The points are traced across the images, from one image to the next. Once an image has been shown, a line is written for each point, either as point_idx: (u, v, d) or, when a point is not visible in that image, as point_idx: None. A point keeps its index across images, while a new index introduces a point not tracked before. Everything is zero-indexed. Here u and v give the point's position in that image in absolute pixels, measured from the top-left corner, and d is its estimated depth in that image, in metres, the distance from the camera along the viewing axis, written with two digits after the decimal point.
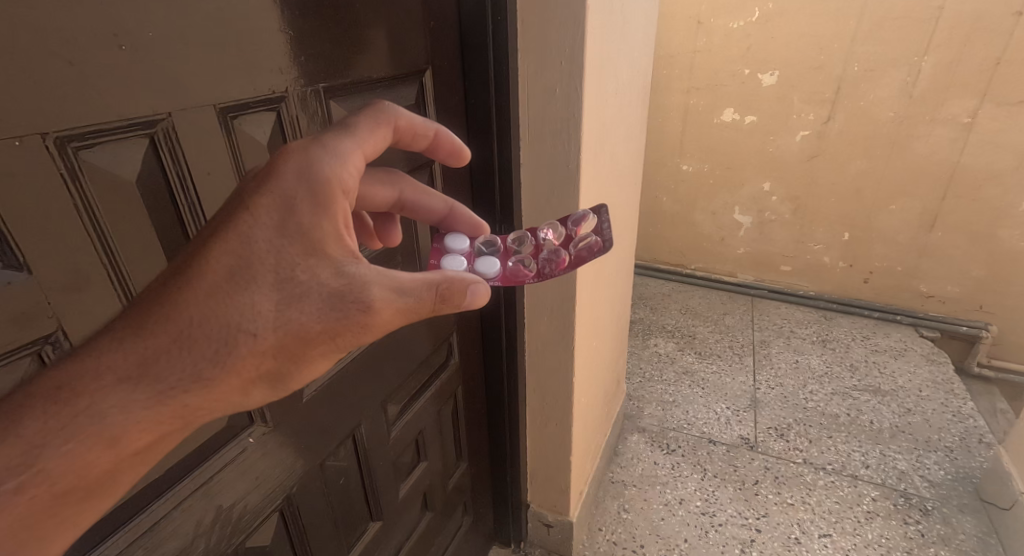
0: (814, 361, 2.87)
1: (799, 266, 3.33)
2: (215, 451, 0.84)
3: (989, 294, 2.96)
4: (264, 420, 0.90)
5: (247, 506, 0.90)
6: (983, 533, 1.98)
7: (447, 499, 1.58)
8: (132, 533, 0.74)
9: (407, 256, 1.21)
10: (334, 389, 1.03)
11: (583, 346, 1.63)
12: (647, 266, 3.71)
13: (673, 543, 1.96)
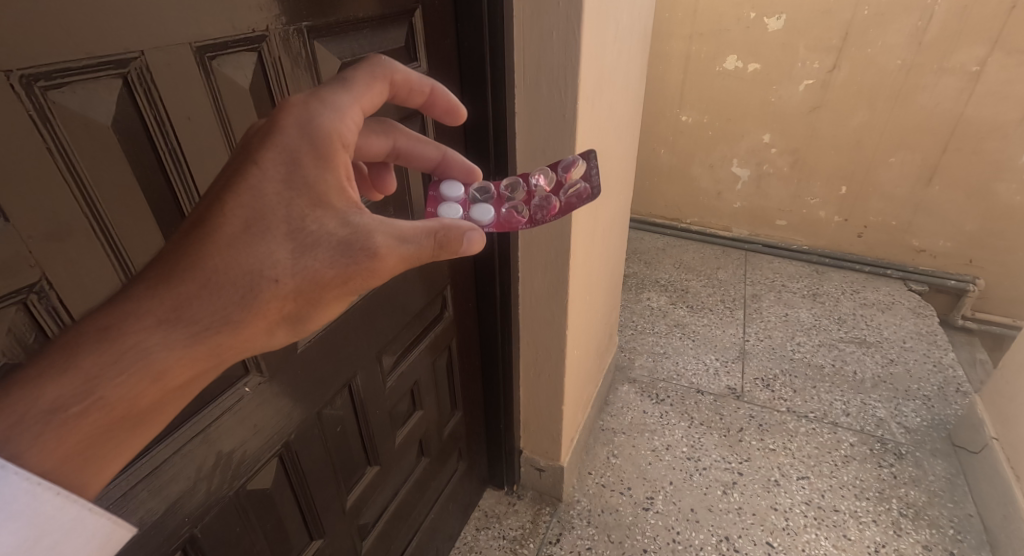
0: (803, 315, 2.95)
1: (793, 220, 3.38)
2: (213, 400, 0.88)
3: (982, 247, 3.02)
4: (260, 371, 0.94)
5: (246, 451, 0.96)
6: (952, 475, 2.09)
7: (442, 447, 1.67)
8: (135, 477, 0.79)
9: (398, 205, 1.24)
10: (327, 342, 1.07)
11: (577, 296, 1.68)
12: (643, 220, 3.76)
13: (659, 485, 2.06)
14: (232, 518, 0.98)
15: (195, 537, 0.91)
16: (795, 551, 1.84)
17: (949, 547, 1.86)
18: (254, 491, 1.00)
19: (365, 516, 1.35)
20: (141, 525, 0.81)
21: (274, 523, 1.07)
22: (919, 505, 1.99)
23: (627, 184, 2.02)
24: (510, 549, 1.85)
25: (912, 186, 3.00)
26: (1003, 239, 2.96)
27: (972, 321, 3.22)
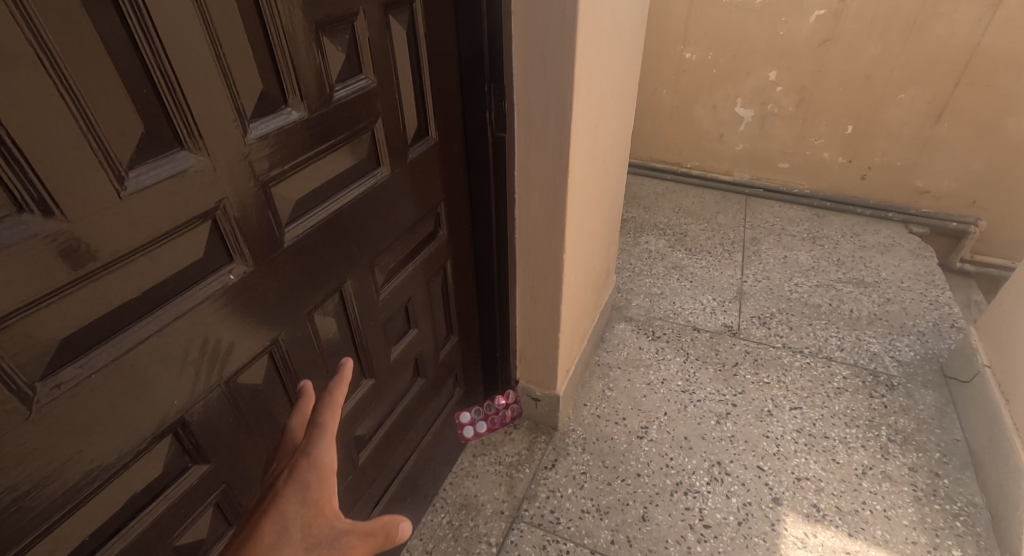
0: (802, 257, 2.92)
1: (796, 163, 3.28)
2: (196, 283, 0.87)
3: (985, 188, 2.95)
4: (245, 260, 0.93)
5: (234, 342, 0.95)
6: (942, 405, 2.09)
7: (438, 370, 1.67)
8: (116, 350, 0.79)
9: (388, 105, 1.14)
10: (316, 241, 1.06)
11: (574, 221, 1.61)
12: (643, 166, 3.66)
13: (653, 416, 2.07)
14: (224, 409, 0.98)
15: (185, 422, 0.91)
16: (784, 473, 1.87)
17: (935, 469, 1.87)
18: (243, 386, 1.00)
19: (360, 428, 1.37)
20: (128, 401, 0.82)
21: (268, 422, 1.07)
22: (908, 432, 1.99)
23: (628, 120, 1.93)
24: (507, 475, 1.87)
25: (921, 122, 2.90)
26: (1012, 175, 2.87)
27: (970, 265, 3.17)
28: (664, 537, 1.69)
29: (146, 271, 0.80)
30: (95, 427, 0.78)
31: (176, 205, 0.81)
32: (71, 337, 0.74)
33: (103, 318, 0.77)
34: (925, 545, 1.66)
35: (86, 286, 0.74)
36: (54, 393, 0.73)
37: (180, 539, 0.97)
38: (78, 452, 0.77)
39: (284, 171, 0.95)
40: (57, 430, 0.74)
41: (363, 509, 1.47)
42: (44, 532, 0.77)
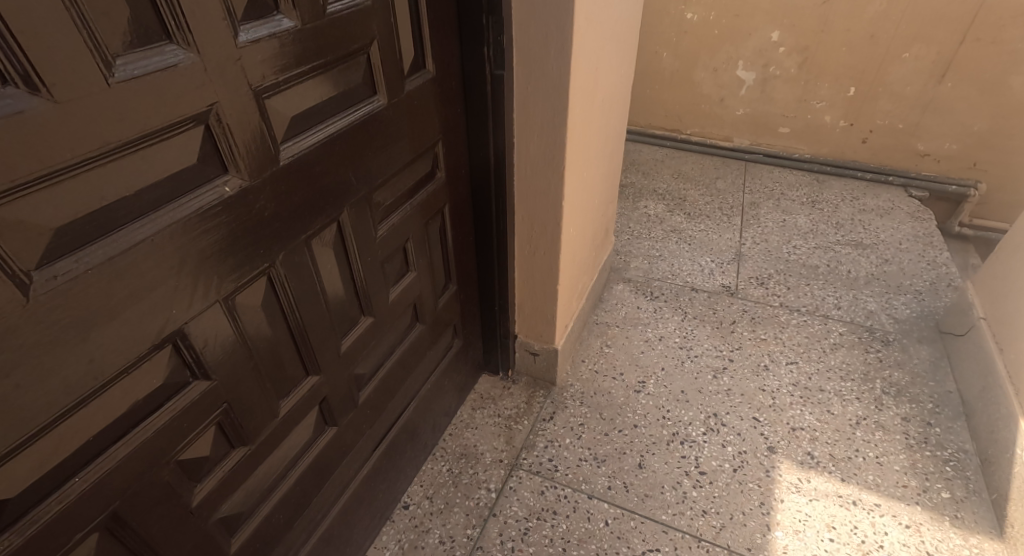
0: (801, 221, 2.90)
1: (797, 127, 3.22)
2: (191, 191, 0.86)
3: (986, 149, 2.91)
4: (240, 173, 0.92)
5: (230, 258, 0.94)
6: (936, 358, 2.11)
7: (437, 316, 1.66)
8: (111, 249, 0.78)
9: (385, 27, 1.12)
10: (312, 165, 1.04)
11: (574, 168, 1.61)
12: (642, 133, 3.61)
13: (650, 371, 2.08)
14: (224, 326, 0.97)
15: (185, 334, 0.91)
16: (779, 424, 1.89)
17: (927, 419, 1.89)
18: (242, 307, 0.99)
19: (360, 367, 1.38)
20: (126, 303, 0.81)
21: (267, 347, 1.08)
22: (902, 385, 2.01)
23: (628, 74, 1.92)
24: (505, 426, 1.89)
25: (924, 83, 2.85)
26: (1009, 138, 2.84)
27: (969, 229, 3.16)
28: (660, 484, 1.72)
29: (138, 170, 0.79)
30: (94, 327, 0.79)
31: (167, 103, 0.80)
32: (64, 228, 0.73)
33: (96, 212, 0.76)
34: (916, 488, 1.70)
35: (76, 175, 0.73)
36: (50, 283, 0.73)
37: (182, 455, 0.97)
38: (76, 348, 0.77)
39: (277, 83, 0.94)
40: (54, 323, 0.74)
41: (361, 454, 1.48)
42: (46, 428, 0.77)
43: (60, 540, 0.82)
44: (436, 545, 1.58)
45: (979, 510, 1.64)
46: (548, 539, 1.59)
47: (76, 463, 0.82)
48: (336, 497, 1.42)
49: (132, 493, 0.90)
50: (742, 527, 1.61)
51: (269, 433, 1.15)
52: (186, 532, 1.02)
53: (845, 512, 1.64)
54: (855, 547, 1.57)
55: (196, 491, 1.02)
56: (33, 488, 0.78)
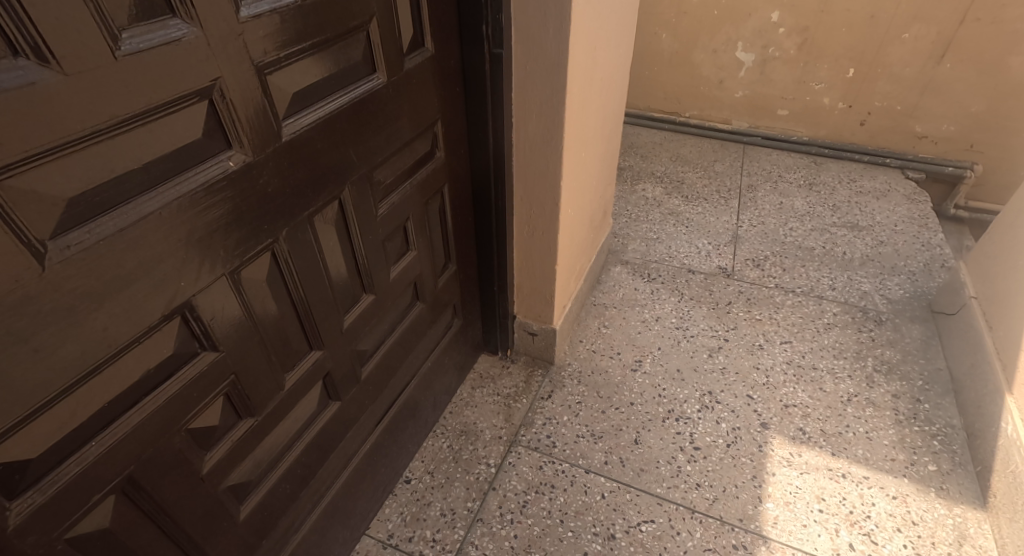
0: (798, 203, 2.92)
1: (796, 109, 3.24)
2: (196, 165, 0.88)
3: (983, 130, 2.93)
4: (244, 148, 0.94)
5: (234, 232, 0.96)
6: (927, 337, 2.15)
7: (437, 296, 1.69)
8: (121, 221, 0.80)
9: (384, 4, 1.13)
10: (313, 142, 1.06)
11: (573, 147, 1.63)
12: (641, 115, 3.61)
13: (647, 350, 2.12)
14: (231, 299, 1.00)
15: (193, 306, 0.94)
16: (773, 401, 1.94)
17: (917, 396, 1.94)
18: (247, 281, 1.02)
19: (363, 344, 1.41)
20: (137, 274, 0.84)
21: (272, 321, 1.11)
22: (893, 363, 2.06)
23: (626, 55, 1.93)
24: (504, 404, 1.93)
25: (923, 63, 2.85)
26: (1007, 119, 2.86)
27: (964, 211, 3.19)
28: (655, 459, 1.77)
29: (145, 143, 0.81)
30: (106, 297, 0.81)
31: (172, 77, 0.81)
32: (76, 199, 0.76)
33: (106, 184, 0.78)
34: (904, 461, 1.75)
35: (86, 147, 0.75)
36: (64, 253, 0.75)
37: (192, 424, 1.01)
38: (90, 317, 0.80)
39: (278, 59, 0.95)
40: (69, 293, 0.77)
41: (364, 429, 1.52)
42: (64, 393, 0.80)
43: (79, 501, 0.86)
44: (437, 517, 1.62)
45: (964, 482, 1.69)
46: (546, 512, 1.63)
47: (92, 428, 0.86)
48: (339, 471, 1.46)
49: (146, 458, 0.94)
50: (735, 499, 1.66)
51: (275, 405, 1.18)
52: (198, 498, 1.06)
53: (835, 484, 1.70)
54: (843, 516, 1.62)
55: (206, 459, 1.06)
56: (52, 450, 0.81)
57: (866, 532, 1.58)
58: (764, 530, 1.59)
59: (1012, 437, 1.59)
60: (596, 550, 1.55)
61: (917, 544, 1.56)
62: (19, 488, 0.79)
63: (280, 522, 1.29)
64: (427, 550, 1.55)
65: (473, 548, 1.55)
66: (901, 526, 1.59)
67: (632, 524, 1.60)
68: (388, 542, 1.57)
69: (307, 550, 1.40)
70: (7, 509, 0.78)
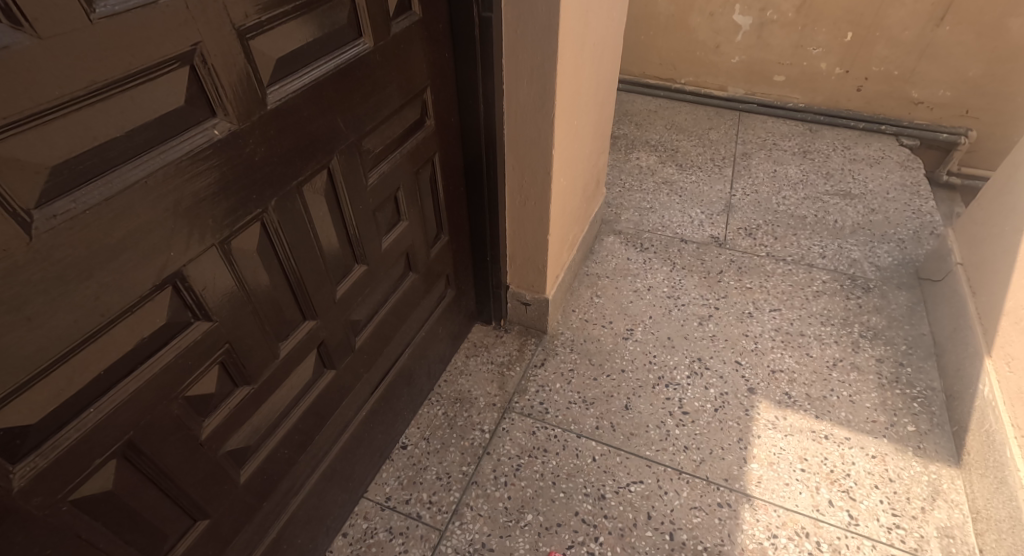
0: (791, 171, 2.94)
1: (792, 75, 3.23)
2: (180, 133, 0.89)
3: (978, 95, 2.94)
4: (229, 116, 0.94)
5: (221, 202, 0.97)
6: (913, 303, 2.19)
7: (430, 266, 1.71)
8: (106, 189, 0.82)
9: None
10: (299, 109, 1.06)
11: (565, 116, 1.63)
12: (635, 81, 3.59)
13: (639, 319, 2.16)
14: (222, 269, 1.02)
15: (184, 276, 0.96)
16: (760, 367, 1.99)
17: (900, 360, 1.99)
18: (237, 251, 1.04)
19: (356, 314, 1.44)
20: (125, 244, 0.86)
21: (265, 290, 1.13)
22: (879, 328, 2.11)
23: (619, 21, 1.92)
24: (498, 372, 1.98)
25: (922, 26, 2.84)
26: (1004, 84, 2.87)
27: (956, 177, 3.22)
28: (645, 423, 1.82)
29: (126, 111, 0.82)
30: (97, 268, 0.83)
31: (151, 42, 0.82)
32: (60, 167, 0.77)
33: (90, 152, 0.79)
34: (885, 423, 1.81)
35: (66, 113, 0.76)
36: (51, 222, 0.77)
37: (189, 392, 1.04)
38: (81, 286, 0.82)
39: (260, 23, 0.95)
40: (58, 261, 0.79)
41: (359, 397, 1.55)
42: (60, 359, 0.83)
43: (81, 466, 0.89)
44: (433, 481, 1.68)
45: (941, 441, 1.75)
46: (539, 474, 1.69)
47: (90, 395, 0.89)
48: (336, 437, 1.50)
49: (145, 425, 0.97)
50: (721, 460, 1.72)
51: (271, 373, 1.21)
52: (197, 463, 1.09)
53: (818, 445, 1.76)
54: (824, 475, 1.68)
55: (205, 426, 1.09)
56: (52, 416, 0.84)
57: (845, 489, 1.65)
58: (748, 488, 1.65)
59: (988, 398, 1.64)
60: (587, 509, 1.61)
61: (893, 499, 1.62)
62: (21, 453, 0.82)
63: (280, 486, 1.34)
64: (424, 511, 1.61)
65: (468, 508, 1.61)
66: (878, 483, 1.66)
67: (622, 485, 1.66)
68: (386, 504, 1.63)
69: (307, 512, 1.44)
70: (10, 472, 0.81)
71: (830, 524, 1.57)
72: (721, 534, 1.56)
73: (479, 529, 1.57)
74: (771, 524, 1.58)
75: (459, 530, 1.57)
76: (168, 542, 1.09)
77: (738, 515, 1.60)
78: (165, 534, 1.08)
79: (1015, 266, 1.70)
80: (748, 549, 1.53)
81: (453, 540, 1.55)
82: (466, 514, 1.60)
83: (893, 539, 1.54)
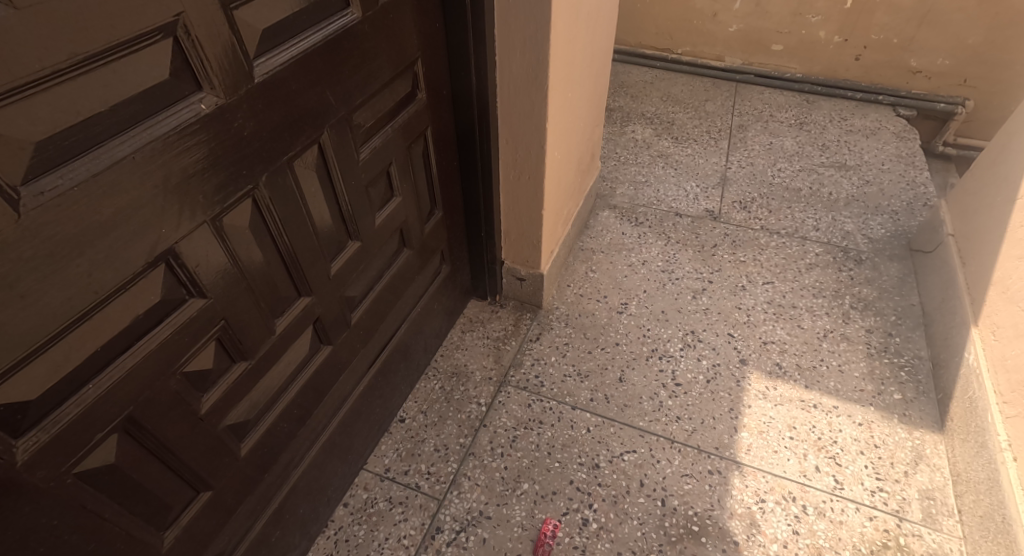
0: (787, 143, 2.94)
1: (790, 44, 3.21)
2: (165, 108, 0.89)
3: (976, 64, 2.93)
4: (215, 89, 0.94)
5: (209, 180, 0.98)
6: (904, 275, 2.22)
7: (424, 243, 1.72)
8: (94, 165, 0.82)
9: None
10: (287, 82, 1.06)
11: (558, 88, 1.63)
12: (632, 52, 3.56)
13: (633, 293, 2.18)
14: (214, 245, 1.03)
15: (176, 253, 0.97)
16: (752, 339, 2.02)
17: (889, 330, 2.02)
18: (229, 227, 1.05)
19: (352, 290, 1.46)
20: (116, 221, 0.87)
21: (259, 267, 1.14)
22: (870, 300, 2.14)
23: None
24: (494, 347, 2.00)
25: None
26: (1003, 51, 2.85)
27: (952, 148, 3.21)
28: (639, 395, 1.86)
29: (109, 84, 0.82)
30: (88, 246, 0.84)
31: (131, 13, 0.82)
32: (45, 144, 0.77)
33: (75, 128, 0.80)
34: (872, 391, 1.85)
35: (48, 87, 0.76)
36: (39, 199, 0.78)
37: (186, 367, 1.06)
38: (73, 263, 0.84)
39: None
40: (49, 239, 0.80)
41: (356, 371, 1.58)
42: (57, 335, 0.85)
43: (83, 440, 0.91)
44: (431, 452, 1.71)
45: (926, 408, 1.79)
46: (534, 445, 1.73)
47: (88, 371, 0.90)
48: (335, 410, 1.53)
49: (144, 400, 0.99)
50: (712, 429, 1.76)
51: (267, 349, 1.23)
52: (197, 437, 1.12)
53: (807, 414, 1.80)
54: (812, 442, 1.73)
55: (204, 401, 1.11)
56: (51, 392, 0.86)
57: (831, 456, 1.69)
58: (739, 456, 1.70)
59: (973, 365, 1.68)
60: (581, 478, 1.65)
61: (878, 464, 1.67)
62: (23, 428, 0.84)
63: (280, 458, 1.37)
64: (423, 481, 1.65)
65: (466, 479, 1.65)
66: (864, 449, 1.71)
67: (615, 454, 1.70)
68: (385, 475, 1.67)
69: (308, 483, 1.48)
70: (13, 446, 0.83)
71: (816, 488, 1.62)
72: (711, 500, 1.61)
73: (476, 498, 1.61)
74: (759, 490, 1.62)
75: (457, 499, 1.61)
76: (173, 513, 1.12)
77: (728, 482, 1.64)
78: (170, 505, 1.11)
79: (1005, 236, 1.73)
80: (737, 513, 1.58)
81: (451, 508, 1.59)
82: (464, 484, 1.64)
83: (876, 502, 1.59)
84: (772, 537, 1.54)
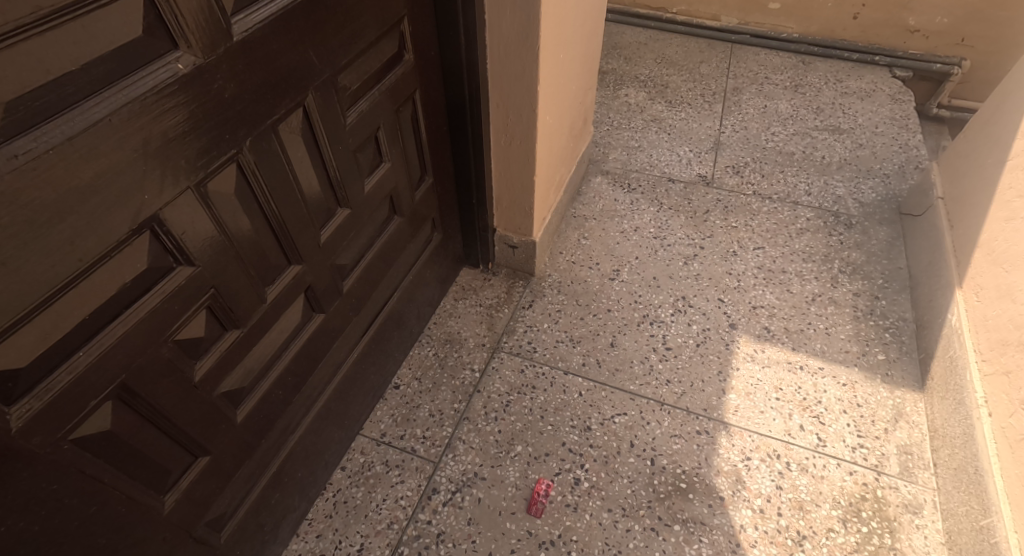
0: (782, 106, 2.92)
1: (787, 2, 3.16)
2: (142, 68, 0.88)
3: (973, 22, 2.91)
4: (192, 49, 0.93)
5: (189, 144, 0.98)
6: (893, 239, 2.24)
7: (414, 210, 1.73)
8: (72, 128, 0.82)
9: None
10: (267, 41, 1.05)
11: (549, 48, 1.61)
12: (628, 12, 3.51)
13: (625, 260, 2.20)
14: (200, 211, 1.04)
15: (161, 220, 0.98)
16: (742, 303, 2.05)
17: (875, 293, 2.06)
18: (214, 192, 1.05)
19: (342, 258, 1.47)
20: (96, 186, 0.87)
21: (246, 235, 1.15)
22: (858, 264, 2.16)
23: None
24: (487, 314, 2.03)
25: None
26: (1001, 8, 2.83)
27: (946, 110, 3.21)
28: (630, 359, 1.89)
29: (80, 41, 0.81)
30: (69, 212, 0.85)
31: None
32: (16, 103, 0.77)
33: (46, 90, 0.79)
34: (857, 353, 1.89)
35: (15, 44, 0.75)
36: (13, 162, 0.77)
37: (178, 335, 1.07)
38: (55, 230, 0.84)
39: None
40: (27, 205, 0.80)
41: (350, 338, 1.60)
42: (44, 301, 0.86)
43: (77, 405, 0.93)
44: (426, 418, 1.75)
45: (908, 368, 1.84)
46: (527, 409, 1.76)
47: (77, 338, 0.92)
48: (330, 376, 1.56)
49: (136, 366, 1.01)
50: (701, 392, 1.81)
51: (260, 316, 1.25)
52: (193, 403, 1.15)
53: (793, 375, 1.84)
54: (797, 403, 1.77)
55: (198, 367, 1.14)
56: (42, 359, 0.88)
57: (815, 415, 1.74)
58: (726, 417, 1.75)
59: (954, 325, 1.72)
60: (573, 440, 1.70)
61: (859, 422, 1.72)
62: (16, 395, 0.86)
63: (277, 424, 1.41)
64: (418, 445, 1.69)
65: (460, 442, 1.69)
66: (847, 408, 1.75)
67: (607, 417, 1.75)
68: (382, 439, 1.71)
69: (306, 448, 1.52)
70: (7, 414, 0.85)
71: (800, 446, 1.68)
72: (698, 459, 1.66)
73: (471, 460, 1.66)
74: (745, 448, 1.67)
75: (452, 462, 1.65)
76: (173, 476, 1.16)
77: (715, 441, 1.69)
78: (169, 470, 1.14)
79: (993, 197, 1.74)
80: (723, 471, 1.63)
81: (447, 470, 1.63)
82: (458, 447, 1.68)
83: (857, 459, 1.65)
84: (756, 492, 1.59)
